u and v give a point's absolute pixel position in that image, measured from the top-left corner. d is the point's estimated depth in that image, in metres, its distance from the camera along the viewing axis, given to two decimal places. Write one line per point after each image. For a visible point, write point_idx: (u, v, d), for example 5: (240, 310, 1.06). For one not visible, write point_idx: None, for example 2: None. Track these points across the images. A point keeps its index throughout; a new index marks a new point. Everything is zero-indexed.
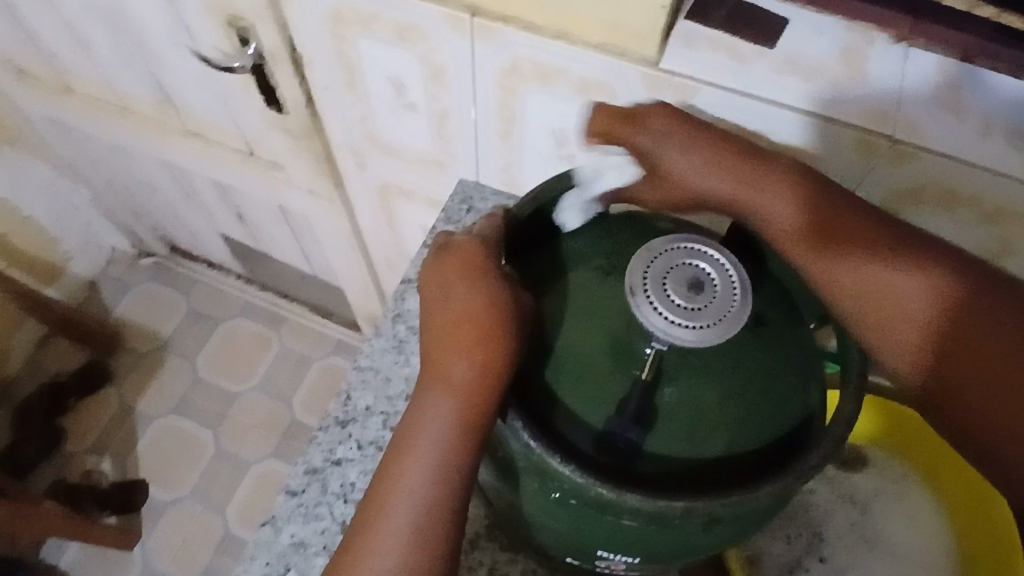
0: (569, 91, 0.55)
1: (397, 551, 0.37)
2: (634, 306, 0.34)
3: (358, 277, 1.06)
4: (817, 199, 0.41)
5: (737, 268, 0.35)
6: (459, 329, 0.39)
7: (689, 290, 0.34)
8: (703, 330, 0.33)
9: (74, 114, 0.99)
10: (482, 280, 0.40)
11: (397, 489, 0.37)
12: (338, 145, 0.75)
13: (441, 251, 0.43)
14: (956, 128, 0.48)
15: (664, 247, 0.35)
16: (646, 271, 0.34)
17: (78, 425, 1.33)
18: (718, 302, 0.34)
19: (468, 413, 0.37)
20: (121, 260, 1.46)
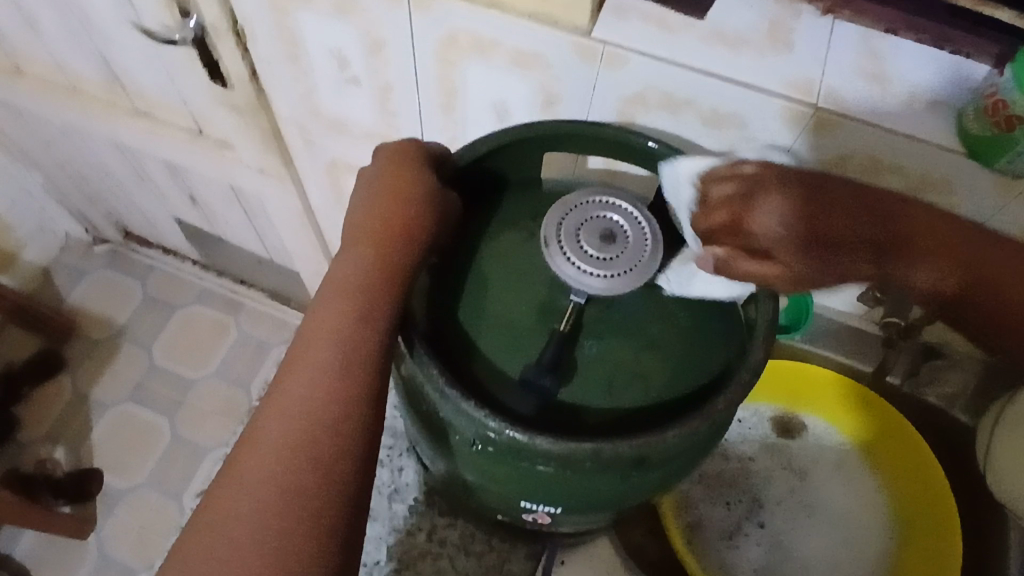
0: (506, 62, 0.55)
1: (295, 412, 0.36)
2: (548, 256, 0.35)
3: (313, 259, 1.05)
4: (814, 206, 0.41)
5: (649, 220, 0.36)
6: (361, 247, 0.41)
7: (601, 240, 0.35)
8: (614, 279, 0.34)
9: (19, 93, 0.97)
10: (398, 197, 0.42)
11: (293, 393, 0.37)
12: (285, 121, 0.75)
13: (365, 181, 0.45)
14: (876, 95, 0.49)
15: (579, 200, 0.36)
16: (561, 223, 0.35)
17: (31, 414, 1.30)
18: (628, 252, 0.35)
19: (365, 316, 0.38)
20: (76, 247, 1.44)
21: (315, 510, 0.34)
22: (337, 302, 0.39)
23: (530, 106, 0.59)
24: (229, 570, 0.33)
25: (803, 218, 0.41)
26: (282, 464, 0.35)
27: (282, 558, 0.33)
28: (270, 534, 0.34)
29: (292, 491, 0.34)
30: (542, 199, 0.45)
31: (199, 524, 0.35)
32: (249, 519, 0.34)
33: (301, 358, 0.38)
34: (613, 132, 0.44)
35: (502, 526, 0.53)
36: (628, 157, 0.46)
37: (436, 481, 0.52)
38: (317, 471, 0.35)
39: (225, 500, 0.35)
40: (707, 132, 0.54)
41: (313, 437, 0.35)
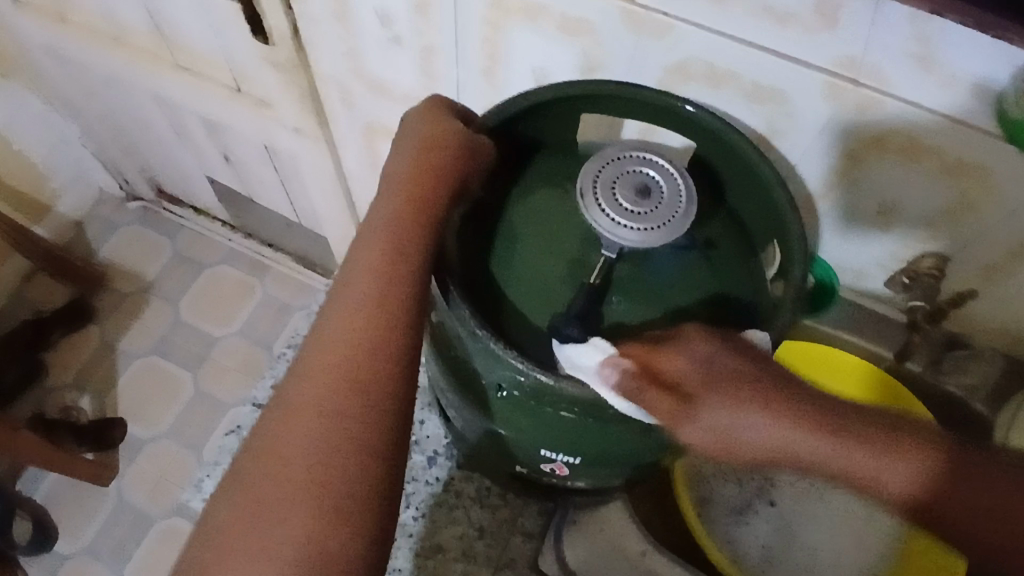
0: (550, 26, 0.56)
1: (341, 346, 0.38)
2: (583, 209, 0.36)
3: (343, 222, 1.07)
4: (730, 383, 0.35)
5: (686, 176, 0.36)
6: (396, 194, 0.42)
7: (637, 195, 0.36)
8: (646, 233, 0.35)
9: (66, 42, 1.00)
10: (436, 147, 0.43)
11: (334, 341, 0.38)
12: (325, 80, 0.76)
13: (401, 128, 0.45)
14: (920, 78, 0.47)
15: (616, 154, 0.37)
16: (597, 175, 0.36)
17: (59, 361, 1.34)
18: (663, 207, 0.35)
19: (400, 258, 0.39)
20: (109, 201, 1.46)
21: (362, 442, 0.36)
22: (376, 244, 0.40)
23: (571, 73, 0.59)
24: (280, 483, 0.35)
25: (718, 382, 0.35)
26: (331, 397, 0.37)
27: (330, 477, 0.35)
28: (324, 461, 0.36)
29: (340, 421, 0.36)
30: (580, 158, 0.46)
31: (254, 442, 0.37)
32: (300, 446, 0.36)
33: (343, 297, 0.39)
34: (656, 95, 0.44)
35: (516, 485, 0.55)
36: (670, 121, 0.46)
37: (456, 435, 0.55)
38: (364, 403, 0.37)
39: (277, 428, 0.37)
40: (744, 106, 0.55)
41: (358, 372, 0.37)
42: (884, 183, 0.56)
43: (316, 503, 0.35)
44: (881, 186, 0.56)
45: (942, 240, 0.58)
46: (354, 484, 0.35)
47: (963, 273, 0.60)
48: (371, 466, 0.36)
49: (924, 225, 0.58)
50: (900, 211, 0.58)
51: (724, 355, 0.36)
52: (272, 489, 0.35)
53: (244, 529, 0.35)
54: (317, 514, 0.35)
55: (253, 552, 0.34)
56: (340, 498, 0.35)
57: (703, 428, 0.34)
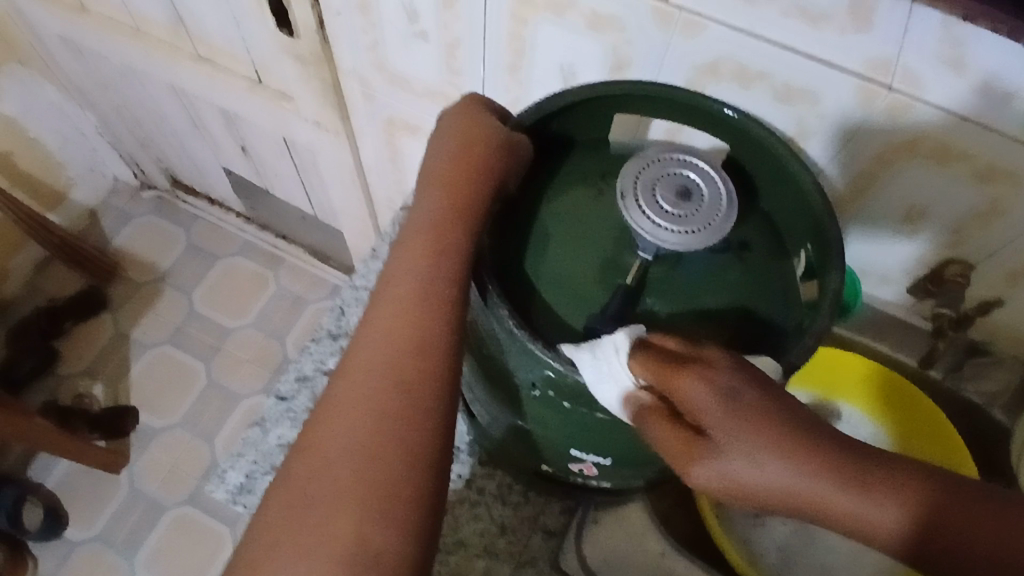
0: (579, 23, 0.55)
1: (388, 344, 0.38)
2: (624, 209, 0.35)
3: (358, 216, 1.07)
4: (755, 432, 0.32)
5: (725, 179, 0.36)
6: (435, 191, 0.42)
7: (677, 197, 0.36)
8: (688, 236, 0.35)
9: (85, 32, 1.00)
10: (472, 145, 0.43)
11: (382, 339, 0.39)
12: (346, 74, 0.76)
13: (440, 126, 0.46)
14: (952, 84, 0.47)
15: (656, 156, 0.37)
16: (638, 176, 0.36)
17: (72, 349, 1.34)
18: (704, 210, 0.35)
19: (442, 259, 0.40)
20: (123, 191, 1.47)
21: (405, 440, 0.36)
22: (418, 245, 0.40)
23: (599, 71, 0.59)
24: (330, 478, 0.36)
25: (733, 422, 0.32)
26: (377, 396, 0.37)
27: (378, 472, 0.35)
28: (372, 455, 0.36)
29: (387, 415, 0.37)
30: (612, 158, 0.46)
31: (304, 439, 0.38)
32: (348, 445, 0.36)
33: (386, 297, 0.40)
34: (690, 95, 0.43)
35: (539, 482, 0.55)
36: (703, 122, 0.46)
37: (482, 431, 0.54)
38: (411, 398, 0.37)
39: (324, 428, 0.37)
40: (773, 107, 0.54)
41: (403, 371, 0.37)
42: (913, 188, 0.56)
43: (360, 500, 0.35)
44: (909, 191, 0.56)
45: (969, 246, 0.58)
46: (400, 480, 0.35)
47: (989, 278, 0.59)
48: (416, 466, 0.36)
49: (950, 230, 0.57)
50: (930, 215, 0.57)
51: (744, 387, 0.33)
52: (321, 485, 0.36)
53: (291, 521, 0.35)
54: (365, 509, 0.35)
55: (305, 548, 0.34)
56: (388, 494, 0.35)
57: (718, 480, 0.33)
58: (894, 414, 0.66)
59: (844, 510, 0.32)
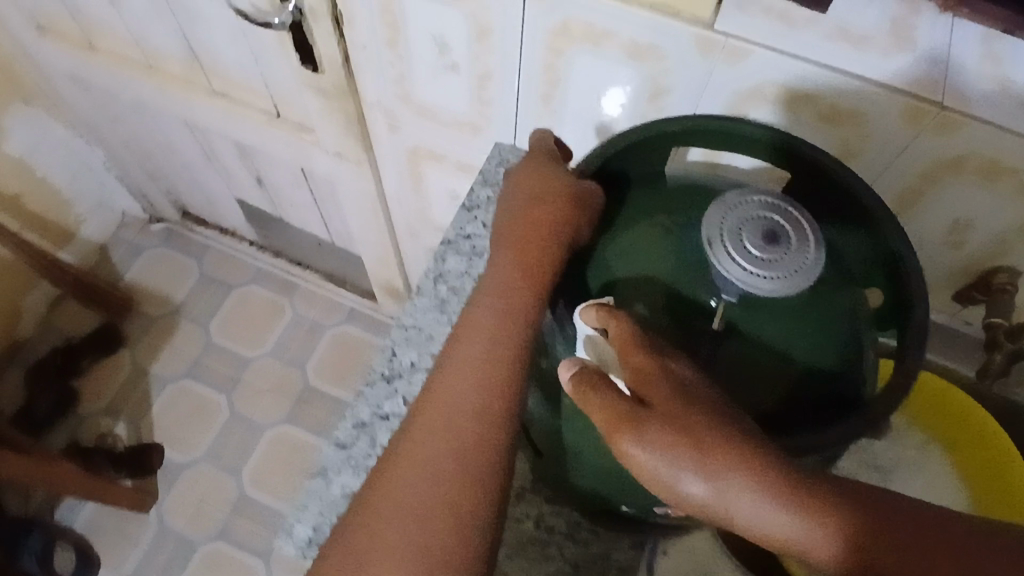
0: (618, 53, 0.55)
1: (453, 404, 0.40)
2: (712, 256, 0.36)
3: (378, 243, 1.06)
4: (697, 429, 0.33)
5: (811, 218, 0.36)
6: (508, 253, 0.45)
7: (765, 240, 0.36)
8: (780, 281, 0.35)
9: (95, 71, 0.99)
10: (542, 202, 0.45)
11: (446, 399, 0.41)
12: (370, 105, 0.75)
13: (516, 187, 0.49)
14: (1001, 100, 0.48)
15: (738, 199, 0.37)
16: (723, 222, 0.36)
17: (91, 388, 1.33)
18: (794, 253, 0.36)
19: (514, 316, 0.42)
20: (132, 224, 1.46)
21: (456, 500, 0.38)
22: (490, 308, 0.43)
23: (636, 99, 0.58)
24: (382, 531, 0.38)
25: (670, 418, 0.33)
26: (449, 445, 0.39)
27: (427, 531, 0.37)
28: (423, 512, 0.37)
29: (443, 476, 0.38)
30: (677, 189, 0.43)
31: (366, 489, 0.40)
32: (418, 491, 0.38)
33: (462, 349, 0.42)
34: (754, 129, 0.43)
35: (605, 517, 0.52)
36: (766, 151, 0.44)
37: (543, 468, 0.53)
38: (468, 461, 0.39)
39: (382, 483, 0.39)
40: (817, 129, 0.54)
41: (462, 433, 0.39)
42: (958, 203, 0.56)
43: (408, 558, 0.36)
44: (956, 206, 0.56)
45: (1014, 254, 0.58)
46: (447, 541, 0.37)
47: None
48: (466, 528, 0.37)
49: (998, 242, 0.57)
50: (975, 227, 0.57)
51: (689, 393, 0.34)
52: (372, 538, 0.37)
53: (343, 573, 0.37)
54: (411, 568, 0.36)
55: None
56: (434, 555, 0.36)
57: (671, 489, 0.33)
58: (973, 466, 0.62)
59: (774, 524, 0.32)
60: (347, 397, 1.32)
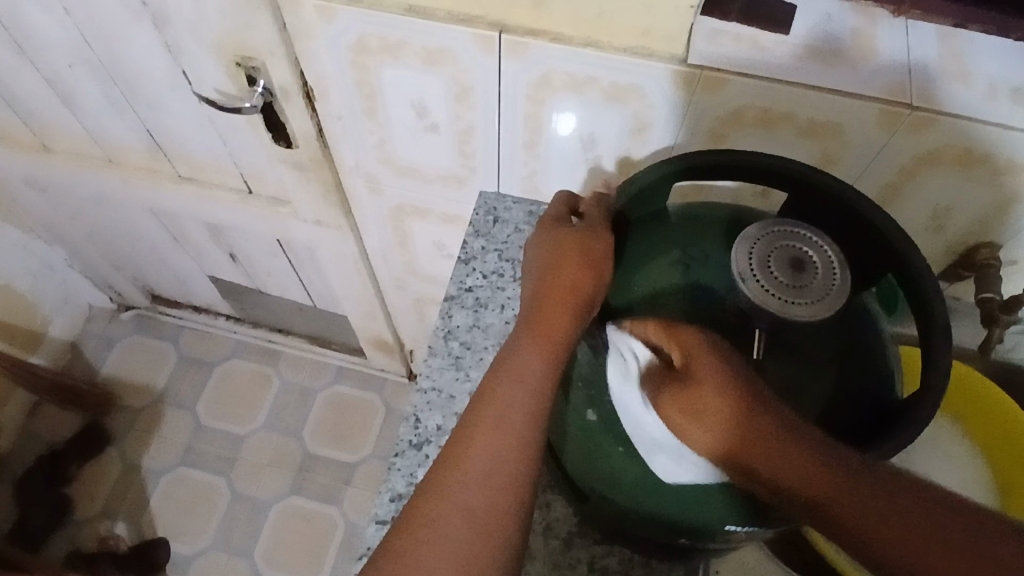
0: (599, 97, 0.57)
1: (477, 476, 0.39)
2: (745, 288, 0.39)
3: (363, 302, 1.06)
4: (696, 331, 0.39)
5: (829, 243, 0.41)
6: (531, 315, 0.45)
7: (792, 268, 0.40)
8: (814, 304, 0.39)
9: (52, 171, 0.97)
10: (572, 259, 0.45)
11: (465, 467, 0.39)
12: (349, 172, 0.76)
13: (543, 238, 0.49)
14: (968, 93, 0.50)
15: (760, 232, 0.41)
16: (752, 254, 0.40)
17: (83, 491, 1.30)
18: (820, 277, 0.39)
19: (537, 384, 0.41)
20: (100, 315, 1.44)
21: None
22: (511, 372, 0.42)
23: (619, 136, 0.61)
24: None
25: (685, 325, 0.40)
26: (466, 520, 0.38)
27: None
28: None
29: (465, 556, 0.37)
30: (685, 226, 0.45)
31: (380, 561, 0.38)
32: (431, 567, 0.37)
33: (482, 415, 0.41)
34: (753, 157, 0.45)
35: (659, 551, 0.52)
36: (765, 177, 0.46)
37: (590, 513, 0.52)
38: (490, 540, 0.37)
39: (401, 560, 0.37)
40: (796, 143, 0.57)
41: (485, 509, 0.38)
42: (935, 193, 0.59)
43: None
44: (933, 197, 0.59)
45: (994, 231, 0.61)
46: None
47: (1015, 255, 0.63)
48: None
49: (978, 220, 0.60)
50: (954, 213, 0.60)
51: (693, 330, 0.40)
52: None
53: None
54: None
55: None
56: None
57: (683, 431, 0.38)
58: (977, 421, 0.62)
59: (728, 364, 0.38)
60: (349, 458, 1.32)
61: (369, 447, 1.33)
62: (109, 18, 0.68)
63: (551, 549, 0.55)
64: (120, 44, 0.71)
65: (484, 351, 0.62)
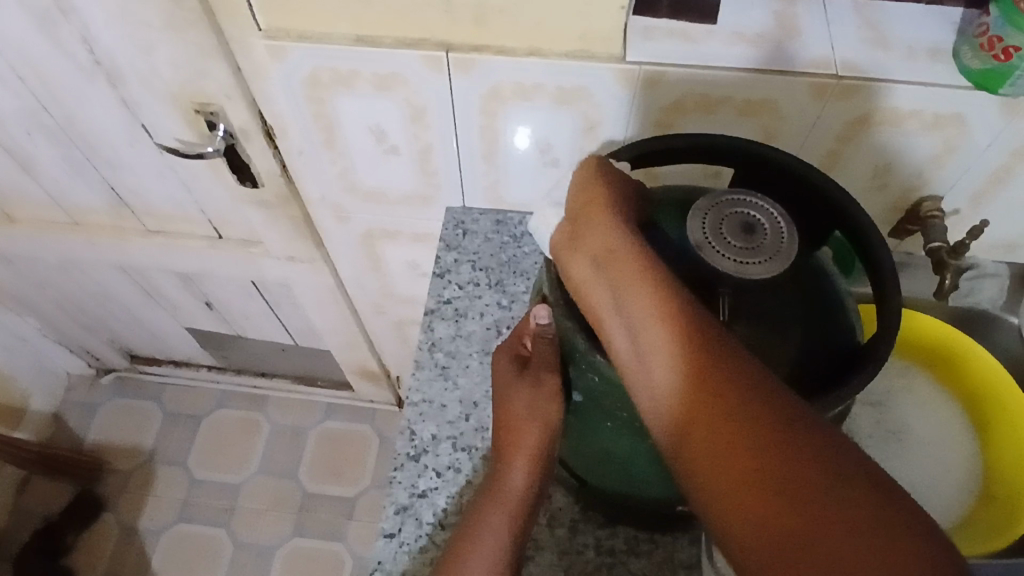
0: (548, 100, 0.60)
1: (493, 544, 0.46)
2: (704, 257, 0.42)
3: (345, 332, 1.06)
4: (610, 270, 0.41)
5: (775, 207, 0.43)
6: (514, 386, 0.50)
7: (743, 233, 0.42)
8: (767, 264, 0.41)
9: (18, 242, 0.97)
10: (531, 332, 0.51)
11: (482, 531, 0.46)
12: (316, 204, 0.78)
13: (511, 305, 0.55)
14: (885, 57, 0.55)
15: (710, 204, 0.43)
16: (705, 225, 0.42)
17: (81, 562, 1.29)
18: (770, 238, 0.42)
19: (519, 501, 0.48)
20: (80, 382, 1.43)
21: None
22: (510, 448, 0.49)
23: (573, 136, 0.64)
24: None
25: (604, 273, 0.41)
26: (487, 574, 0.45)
27: None
28: None
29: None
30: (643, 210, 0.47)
31: None
32: None
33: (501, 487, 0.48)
34: (697, 139, 0.48)
35: (661, 524, 0.53)
36: (710, 156, 0.49)
37: (590, 497, 0.54)
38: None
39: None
40: (738, 125, 0.60)
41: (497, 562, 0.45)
42: (873, 154, 0.62)
43: None
44: (871, 157, 0.63)
45: (934, 183, 0.65)
46: None
47: (956, 203, 0.66)
48: None
49: (916, 176, 0.64)
50: (894, 169, 0.64)
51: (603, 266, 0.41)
52: None
53: None
54: None
55: None
56: None
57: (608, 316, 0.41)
58: (927, 355, 0.66)
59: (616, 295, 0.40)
60: (349, 492, 1.32)
61: (368, 479, 1.33)
62: (63, 82, 0.69)
63: (557, 538, 0.56)
64: (76, 107, 0.73)
65: (469, 357, 0.64)
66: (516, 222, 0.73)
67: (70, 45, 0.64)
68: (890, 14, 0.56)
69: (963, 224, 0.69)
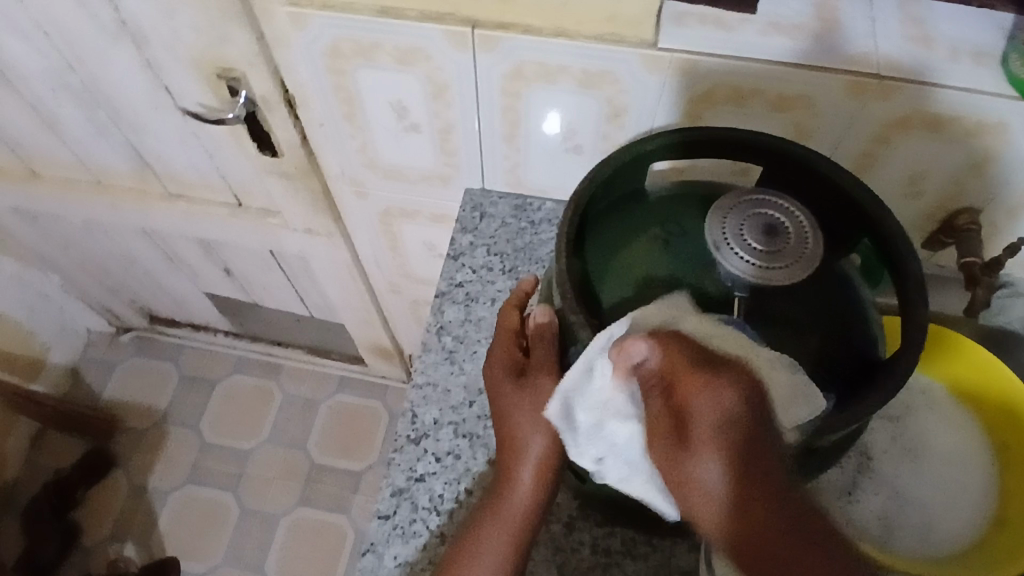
0: (572, 84, 0.58)
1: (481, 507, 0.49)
2: (719, 257, 0.40)
3: (360, 308, 1.06)
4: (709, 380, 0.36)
5: (802, 211, 0.42)
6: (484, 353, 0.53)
7: (766, 234, 0.41)
8: (787, 268, 0.40)
9: (42, 198, 0.98)
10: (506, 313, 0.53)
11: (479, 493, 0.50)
12: (335, 177, 0.77)
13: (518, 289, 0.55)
14: (930, 57, 0.52)
15: (733, 202, 0.42)
16: (724, 227, 0.41)
17: (92, 516, 1.32)
18: (793, 242, 0.41)
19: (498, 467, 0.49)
20: (100, 340, 1.45)
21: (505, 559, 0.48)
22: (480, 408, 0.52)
23: (595, 123, 0.62)
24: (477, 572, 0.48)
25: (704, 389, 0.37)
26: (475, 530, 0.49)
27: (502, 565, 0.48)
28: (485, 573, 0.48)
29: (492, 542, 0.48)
30: (661, 203, 0.46)
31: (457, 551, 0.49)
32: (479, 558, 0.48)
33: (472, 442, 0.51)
34: (720, 131, 0.46)
35: (659, 528, 0.52)
36: (734, 153, 0.47)
37: (588, 497, 0.52)
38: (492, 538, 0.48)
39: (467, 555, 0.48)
40: (770, 120, 0.58)
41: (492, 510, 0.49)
42: (912, 158, 0.59)
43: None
44: (908, 163, 0.60)
45: (971, 195, 0.62)
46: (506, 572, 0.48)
47: (993, 216, 0.63)
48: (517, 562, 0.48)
49: (955, 183, 0.61)
50: (930, 176, 0.61)
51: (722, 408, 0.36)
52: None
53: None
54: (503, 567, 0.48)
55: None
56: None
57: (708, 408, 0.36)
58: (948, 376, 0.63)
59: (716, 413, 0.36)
60: (357, 466, 1.33)
61: (375, 455, 1.34)
62: (87, 42, 0.69)
63: (553, 534, 0.55)
64: (100, 67, 0.72)
65: (477, 343, 0.64)
66: (535, 207, 0.71)
67: (94, 4, 0.63)
68: (936, 13, 0.53)
69: (1000, 240, 0.66)
